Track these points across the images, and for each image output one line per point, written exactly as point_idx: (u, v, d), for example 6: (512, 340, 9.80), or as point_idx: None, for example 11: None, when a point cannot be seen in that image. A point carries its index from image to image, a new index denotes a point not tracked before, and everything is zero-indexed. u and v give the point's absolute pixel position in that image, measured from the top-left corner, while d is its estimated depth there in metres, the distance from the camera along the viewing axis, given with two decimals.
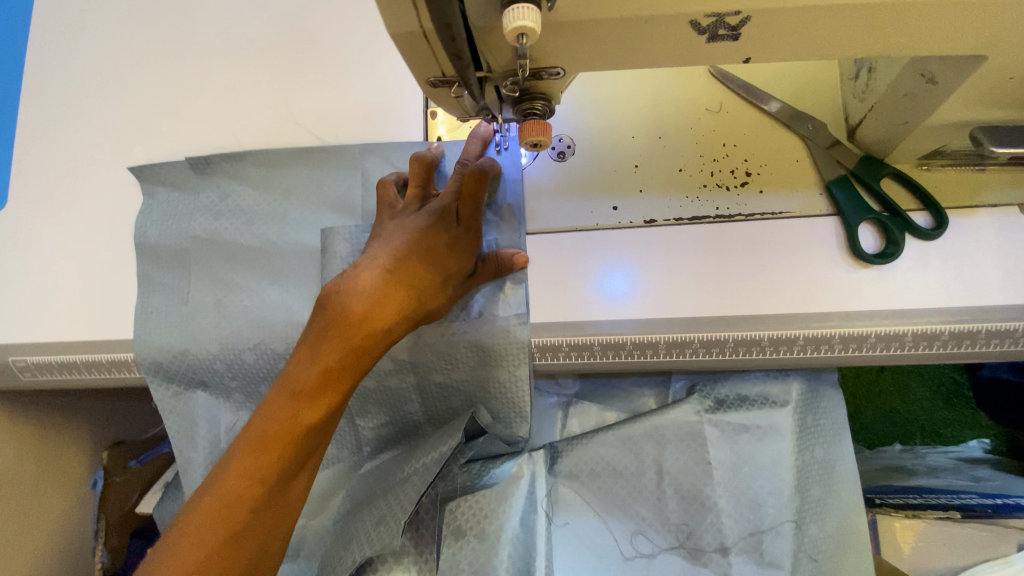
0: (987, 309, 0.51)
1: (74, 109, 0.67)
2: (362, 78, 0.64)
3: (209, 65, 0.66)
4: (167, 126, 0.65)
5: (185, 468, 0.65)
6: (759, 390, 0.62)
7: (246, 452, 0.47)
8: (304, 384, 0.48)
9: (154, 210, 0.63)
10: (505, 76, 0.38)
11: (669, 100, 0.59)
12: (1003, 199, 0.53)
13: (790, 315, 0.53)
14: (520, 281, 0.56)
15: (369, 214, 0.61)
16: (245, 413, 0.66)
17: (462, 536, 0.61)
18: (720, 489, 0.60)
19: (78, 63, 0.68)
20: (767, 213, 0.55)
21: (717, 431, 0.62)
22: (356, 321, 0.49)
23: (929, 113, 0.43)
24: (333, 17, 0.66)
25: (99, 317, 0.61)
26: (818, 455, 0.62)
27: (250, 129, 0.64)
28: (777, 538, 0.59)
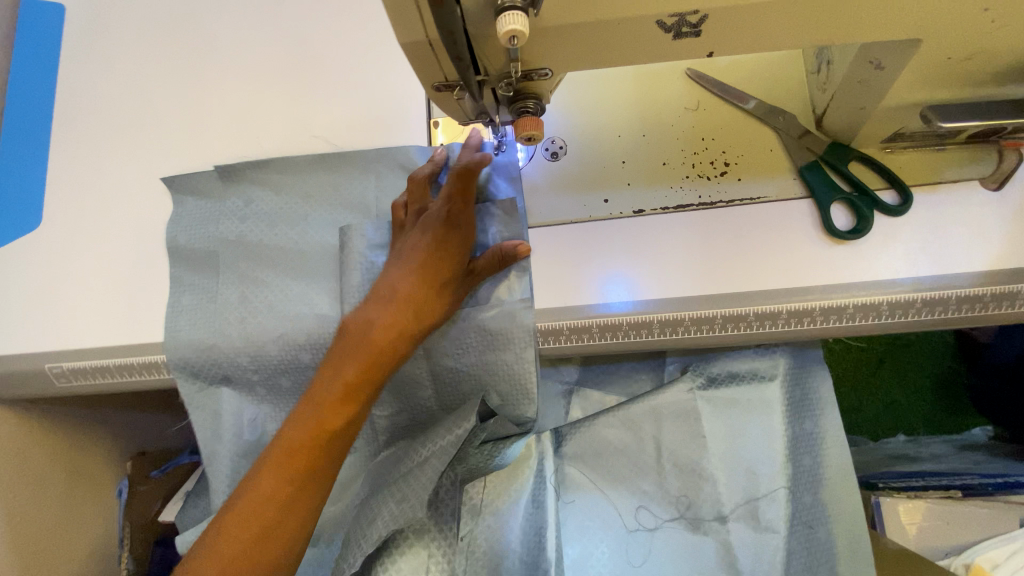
0: (950, 277, 0.55)
1: (105, 132, 0.73)
2: (369, 93, 0.69)
3: (228, 87, 0.72)
4: (192, 143, 0.71)
5: (210, 458, 0.70)
6: (748, 364, 0.64)
7: (275, 459, 0.55)
8: (326, 397, 0.56)
9: (182, 221, 0.68)
10: (500, 78, 0.43)
11: (652, 100, 0.64)
12: (962, 175, 0.57)
13: (770, 290, 0.57)
14: (525, 269, 0.60)
15: (381, 213, 0.66)
16: (268, 410, 0.70)
17: (477, 514, 0.66)
18: (715, 459, 0.64)
19: (109, 90, 0.74)
20: (746, 198, 0.60)
21: (710, 406, 0.65)
22: (368, 339, 0.57)
23: (883, 97, 0.48)
24: (342, 39, 0.72)
25: (133, 322, 0.66)
26: (806, 428, 0.64)
27: (268, 143, 0.69)
28: (772, 503, 0.62)
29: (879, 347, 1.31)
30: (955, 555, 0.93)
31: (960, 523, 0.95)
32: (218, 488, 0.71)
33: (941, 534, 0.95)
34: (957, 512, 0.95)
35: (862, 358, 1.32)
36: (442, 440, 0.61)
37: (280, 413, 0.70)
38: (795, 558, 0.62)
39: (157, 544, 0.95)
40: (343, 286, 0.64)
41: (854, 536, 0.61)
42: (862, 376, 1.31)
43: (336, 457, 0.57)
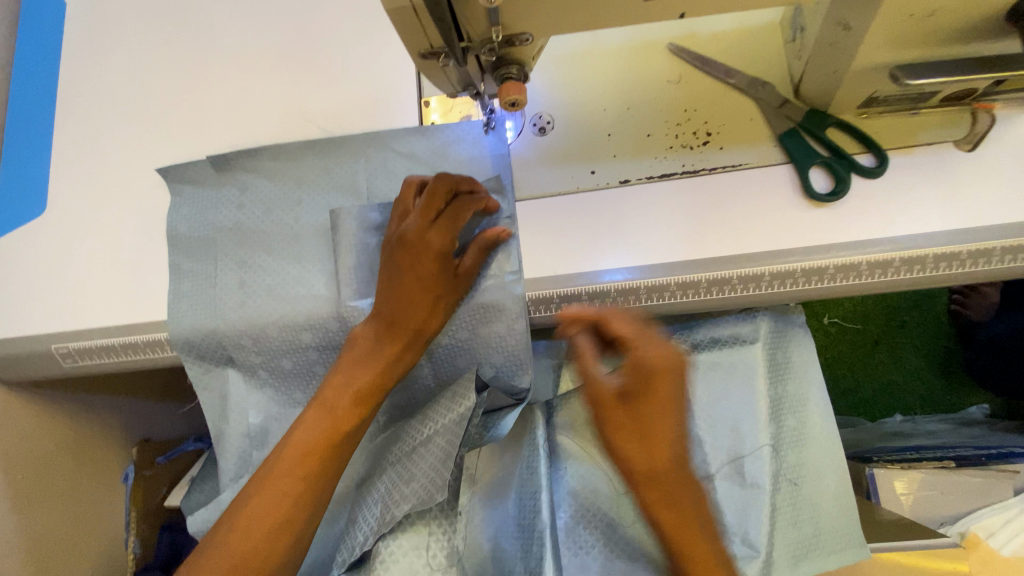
0: (926, 235, 0.57)
1: (106, 123, 0.75)
2: (362, 76, 0.71)
3: (224, 75, 0.74)
4: (190, 132, 0.73)
5: (219, 438, 0.72)
6: (729, 329, 0.67)
7: (288, 458, 0.59)
8: (338, 403, 0.61)
9: (182, 206, 0.70)
10: (483, 45, 0.45)
11: (635, 75, 0.66)
12: (936, 137, 0.59)
13: (753, 253, 0.59)
14: (512, 245, 0.62)
15: (373, 195, 0.67)
16: (268, 389, 0.72)
17: (474, 482, 0.68)
18: (702, 422, 0.66)
19: (109, 82, 0.76)
20: (728, 166, 0.61)
21: (696, 370, 0.67)
22: (375, 351, 0.61)
23: (853, 57, 0.50)
24: (334, 25, 0.74)
25: (136, 303, 0.68)
26: (789, 388, 0.66)
27: (265, 128, 0.72)
28: (756, 461, 0.64)
29: (875, 329, 1.32)
30: (951, 523, 0.96)
31: (954, 493, 0.97)
32: (227, 468, 0.73)
33: (938, 504, 0.97)
34: (952, 483, 0.97)
35: (859, 341, 1.32)
36: (445, 419, 0.63)
37: (281, 392, 0.72)
38: (780, 513, 0.63)
39: (164, 530, 0.97)
40: (339, 264, 0.66)
41: (842, 499, 0.64)
42: (858, 359, 1.32)
43: (340, 461, 0.61)
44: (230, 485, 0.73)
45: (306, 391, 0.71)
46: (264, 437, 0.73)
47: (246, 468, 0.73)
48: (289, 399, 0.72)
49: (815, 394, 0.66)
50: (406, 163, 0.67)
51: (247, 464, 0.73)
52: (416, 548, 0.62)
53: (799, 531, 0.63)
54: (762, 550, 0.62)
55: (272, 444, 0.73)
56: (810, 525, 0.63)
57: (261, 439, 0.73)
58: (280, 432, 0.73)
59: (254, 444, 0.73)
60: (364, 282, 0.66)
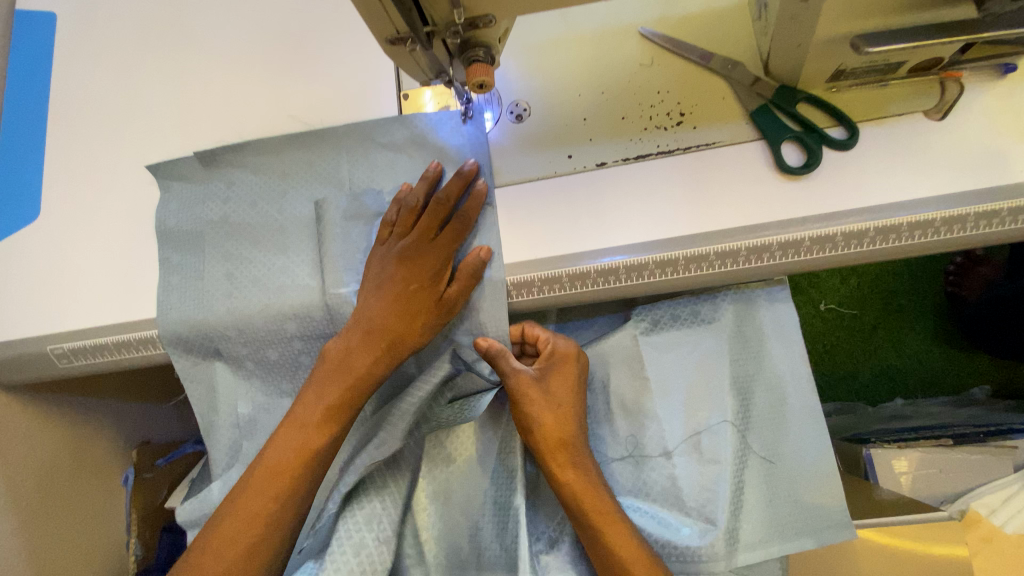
0: (898, 204, 0.58)
1: (97, 127, 0.77)
2: (344, 73, 0.73)
3: (211, 77, 0.76)
4: (178, 132, 0.75)
5: (209, 430, 0.74)
6: (690, 306, 0.67)
7: (259, 476, 0.60)
8: (309, 419, 0.62)
9: (171, 202, 0.72)
10: (448, 28, 0.46)
11: (608, 60, 0.67)
12: (908, 108, 0.60)
13: (728, 229, 0.60)
14: (495, 250, 0.63)
15: (355, 185, 0.69)
16: (256, 383, 0.73)
17: (451, 462, 0.71)
18: (660, 401, 0.66)
19: (99, 87, 0.78)
20: (702, 144, 0.62)
21: (655, 349, 0.66)
22: (346, 367, 0.63)
23: (814, 29, 0.51)
24: (315, 24, 0.76)
25: (129, 299, 0.70)
26: (760, 366, 0.67)
27: (250, 127, 0.73)
28: (715, 435, 0.65)
29: (872, 314, 1.31)
30: (951, 501, 0.95)
31: (953, 472, 0.97)
32: (219, 460, 0.75)
33: (934, 483, 0.96)
34: (950, 460, 0.97)
35: (856, 326, 1.31)
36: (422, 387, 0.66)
37: (270, 385, 0.74)
38: (745, 487, 0.64)
39: (166, 531, 0.98)
40: (324, 253, 0.67)
41: (818, 472, 0.64)
42: (856, 344, 1.31)
43: (313, 479, 0.62)
44: (220, 477, 0.75)
45: (292, 383, 0.73)
46: (254, 429, 0.75)
47: (237, 457, 0.75)
48: (279, 390, 0.74)
49: (790, 373, 0.66)
50: (385, 152, 0.69)
51: (239, 454, 0.75)
52: (366, 521, 0.67)
53: (771, 507, 0.64)
54: (721, 523, 0.62)
55: (260, 436, 0.75)
56: (783, 502, 0.64)
57: (250, 431, 0.74)
58: (267, 424, 0.74)
59: (243, 435, 0.75)
60: (350, 271, 0.67)
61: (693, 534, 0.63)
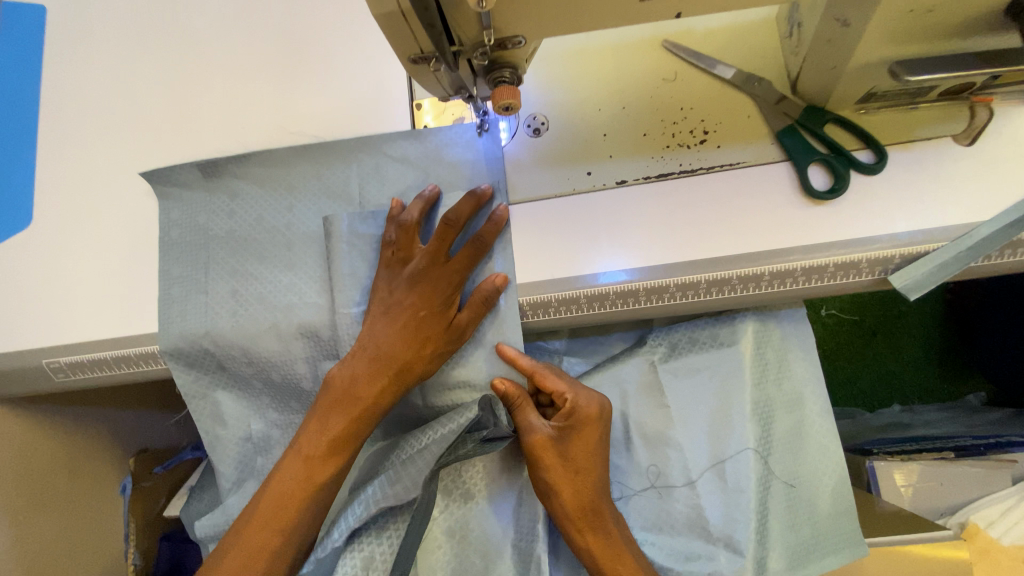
0: (927, 233, 0.56)
1: (92, 132, 0.73)
2: (353, 79, 0.70)
3: (211, 80, 0.73)
4: (178, 138, 0.72)
5: (213, 445, 0.72)
6: (709, 330, 0.67)
7: (264, 508, 0.60)
8: (314, 451, 0.61)
9: (172, 210, 0.69)
10: (475, 48, 0.44)
11: (628, 72, 0.65)
12: (935, 133, 0.58)
13: (753, 253, 0.58)
14: (510, 279, 0.62)
15: (366, 201, 0.67)
16: (264, 398, 0.72)
17: (470, 498, 0.68)
18: (680, 427, 0.66)
19: (93, 89, 0.75)
20: (726, 164, 0.61)
21: (674, 375, 0.67)
22: (351, 396, 0.62)
23: (850, 55, 0.49)
24: (322, 26, 0.73)
25: (128, 315, 0.67)
26: (781, 388, 0.67)
27: (254, 134, 0.71)
28: (739, 464, 0.65)
29: (872, 320, 1.32)
30: (949, 514, 0.95)
31: (953, 484, 0.96)
32: (227, 473, 0.73)
33: (936, 495, 0.95)
34: (950, 473, 0.96)
35: (855, 332, 1.32)
36: (443, 430, 0.64)
37: (278, 399, 0.72)
38: (769, 514, 0.64)
39: (163, 540, 0.97)
40: (332, 270, 0.65)
41: (842, 491, 0.65)
42: (855, 347, 1.32)
43: (320, 508, 0.61)
44: (232, 491, 0.74)
45: (299, 400, 0.72)
46: (266, 443, 0.74)
47: (250, 471, 0.74)
48: (287, 405, 0.73)
49: (810, 394, 0.67)
50: (397, 166, 0.67)
51: (250, 467, 0.74)
52: (363, 563, 0.65)
53: (795, 533, 0.64)
54: (748, 554, 0.62)
55: (276, 450, 0.74)
56: (805, 527, 0.64)
57: (263, 446, 0.74)
58: (280, 438, 0.74)
59: (257, 450, 0.74)
60: (359, 289, 0.65)
61: (719, 563, 0.63)
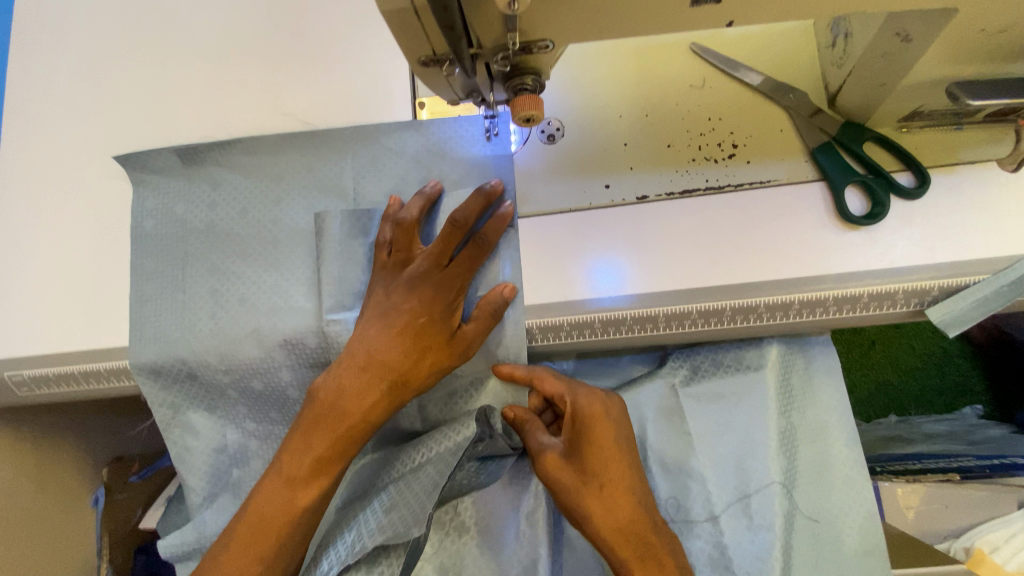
0: (972, 264, 0.52)
1: (61, 109, 0.67)
2: (351, 67, 0.65)
3: (194, 60, 0.67)
4: (155, 120, 0.66)
5: (180, 457, 0.67)
6: (734, 354, 0.68)
7: (243, 534, 0.54)
8: (296, 473, 0.55)
9: (146, 199, 0.63)
10: (496, 52, 0.39)
11: (654, 79, 0.61)
12: (980, 156, 0.54)
13: (785, 281, 0.54)
14: (518, 291, 0.57)
15: (361, 198, 0.61)
16: (242, 408, 0.67)
17: (464, 532, 0.67)
18: (703, 459, 0.66)
19: (62, 61, 0.68)
20: (757, 182, 0.56)
21: (695, 402, 0.67)
22: (339, 411, 0.56)
23: (908, 71, 0.46)
24: (317, 7, 0.67)
25: (95, 313, 0.61)
26: (805, 417, 0.68)
27: (240, 120, 0.65)
28: (765, 498, 0.65)
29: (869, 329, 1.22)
30: (954, 537, 0.89)
31: (957, 506, 0.91)
32: (197, 488, 0.68)
33: (942, 517, 0.90)
34: (954, 494, 0.91)
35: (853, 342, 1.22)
36: (439, 448, 0.63)
37: (258, 411, 0.67)
38: (794, 551, 0.64)
39: (140, 553, 0.92)
40: (322, 274, 0.60)
41: (868, 529, 0.65)
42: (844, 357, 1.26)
43: (303, 536, 0.56)
44: (202, 506, 0.69)
45: (282, 409, 0.66)
46: (245, 455, 0.68)
47: (224, 485, 0.69)
48: (266, 416, 0.67)
49: (835, 424, 0.68)
50: (396, 161, 0.61)
51: (225, 482, 0.69)
52: None
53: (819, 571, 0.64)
54: None
55: (253, 463, 0.69)
56: (828, 565, 0.64)
57: (240, 458, 0.68)
58: (259, 449, 0.69)
59: (232, 462, 0.69)
60: (350, 295, 0.60)
61: None
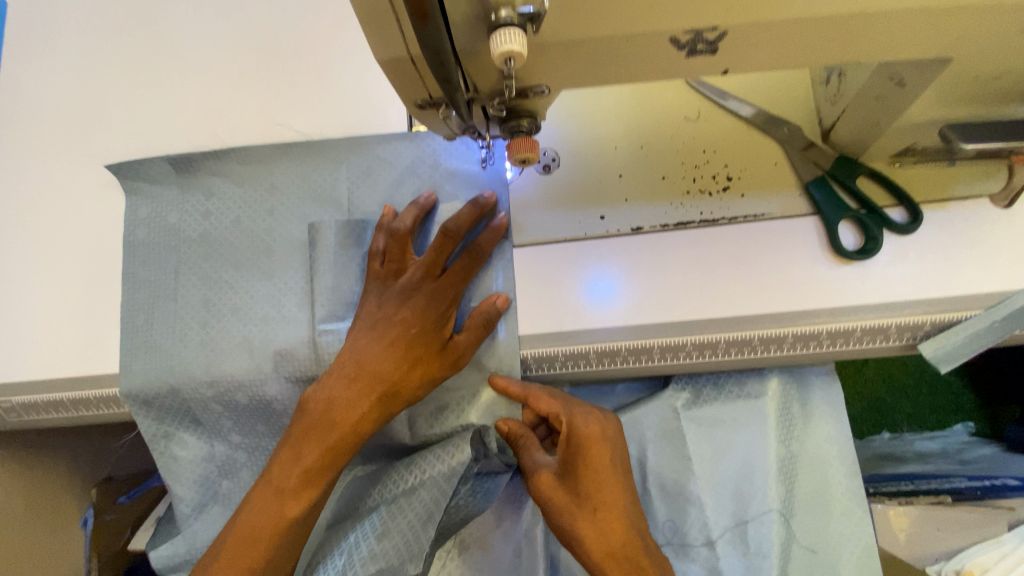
0: (966, 299, 0.53)
1: (54, 117, 0.67)
2: (348, 86, 0.65)
3: (191, 73, 0.67)
4: (150, 131, 0.66)
5: (168, 468, 0.64)
6: (735, 380, 0.68)
7: (231, 545, 0.52)
8: (286, 484, 0.53)
9: (140, 207, 0.63)
10: (491, 96, 0.39)
11: (649, 110, 0.61)
12: (972, 192, 0.55)
13: (779, 314, 0.54)
14: (511, 309, 0.57)
15: (356, 207, 0.62)
16: (226, 421, 0.64)
17: (465, 548, 0.68)
18: (703, 482, 0.66)
19: (57, 69, 0.68)
20: (750, 216, 0.56)
21: (696, 427, 0.67)
22: (329, 421, 0.54)
23: (900, 114, 0.46)
24: (316, 26, 0.67)
25: (82, 322, 0.61)
26: (804, 444, 0.68)
27: (236, 134, 0.65)
28: (763, 525, 0.65)
29: None
30: (946, 560, 0.85)
31: (949, 529, 0.86)
32: (186, 497, 0.65)
33: (933, 539, 0.87)
34: (948, 517, 0.87)
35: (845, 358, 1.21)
36: (433, 470, 0.61)
37: (244, 424, 0.64)
38: None
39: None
40: (315, 283, 0.60)
41: (865, 560, 0.64)
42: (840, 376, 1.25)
43: (293, 547, 0.55)
44: (193, 518, 0.66)
45: (268, 421, 0.64)
46: (232, 465, 0.66)
47: (214, 495, 0.66)
48: (252, 428, 0.65)
49: (834, 453, 0.68)
50: (391, 172, 0.62)
51: (214, 491, 0.66)
52: None
53: None
54: None
55: (243, 473, 0.66)
56: None
57: (229, 468, 0.66)
58: (247, 461, 0.66)
59: (221, 472, 0.66)
60: (342, 304, 0.60)
61: None
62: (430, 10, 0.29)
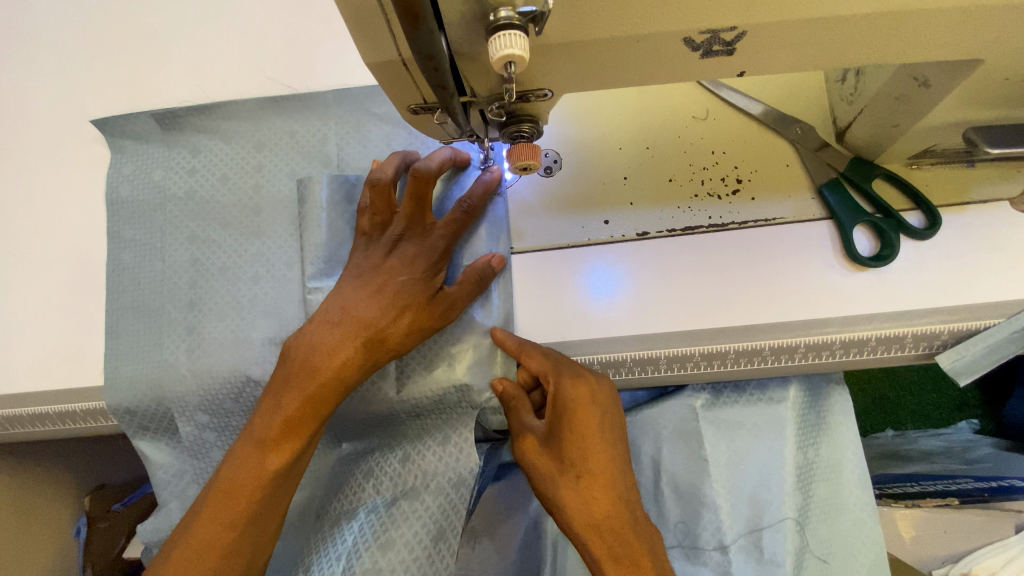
0: (986, 308, 0.50)
1: (38, 70, 0.64)
2: (340, 44, 0.62)
3: (179, 32, 0.64)
4: (135, 86, 0.63)
5: (144, 442, 0.60)
6: (757, 383, 0.66)
7: (211, 500, 0.50)
8: (265, 435, 0.50)
9: (124, 165, 0.61)
10: (491, 101, 0.38)
11: (655, 108, 0.59)
12: (993, 195, 0.52)
13: (790, 324, 0.52)
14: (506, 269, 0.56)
15: (346, 164, 0.61)
16: (193, 399, 0.58)
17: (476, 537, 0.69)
18: (718, 486, 0.64)
19: (44, 21, 0.66)
20: (761, 220, 0.54)
21: (714, 428, 0.65)
22: (310, 368, 0.51)
23: (924, 114, 0.44)
24: None
25: (66, 285, 0.58)
26: (821, 452, 0.66)
27: (222, 90, 0.62)
28: (777, 534, 0.63)
29: None
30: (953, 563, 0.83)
31: (957, 530, 0.85)
32: (165, 466, 0.62)
33: (939, 542, 0.85)
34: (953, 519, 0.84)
35: None
36: (438, 473, 0.58)
37: (212, 402, 0.59)
38: None
39: None
40: (305, 241, 0.58)
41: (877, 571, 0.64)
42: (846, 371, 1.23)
43: (275, 505, 0.52)
44: (173, 498, 0.62)
45: (238, 398, 0.58)
46: (204, 447, 0.61)
47: (190, 471, 0.62)
48: (221, 408, 0.59)
49: (848, 459, 0.66)
50: (382, 128, 0.61)
51: (191, 466, 0.62)
52: None
53: None
54: None
55: (216, 453, 0.61)
56: None
57: (199, 450, 0.61)
58: (218, 441, 0.61)
59: (193, 452, 0.61)
60: (329, 262, 0.58)
61: None
62: (421, 11, 0.27)
